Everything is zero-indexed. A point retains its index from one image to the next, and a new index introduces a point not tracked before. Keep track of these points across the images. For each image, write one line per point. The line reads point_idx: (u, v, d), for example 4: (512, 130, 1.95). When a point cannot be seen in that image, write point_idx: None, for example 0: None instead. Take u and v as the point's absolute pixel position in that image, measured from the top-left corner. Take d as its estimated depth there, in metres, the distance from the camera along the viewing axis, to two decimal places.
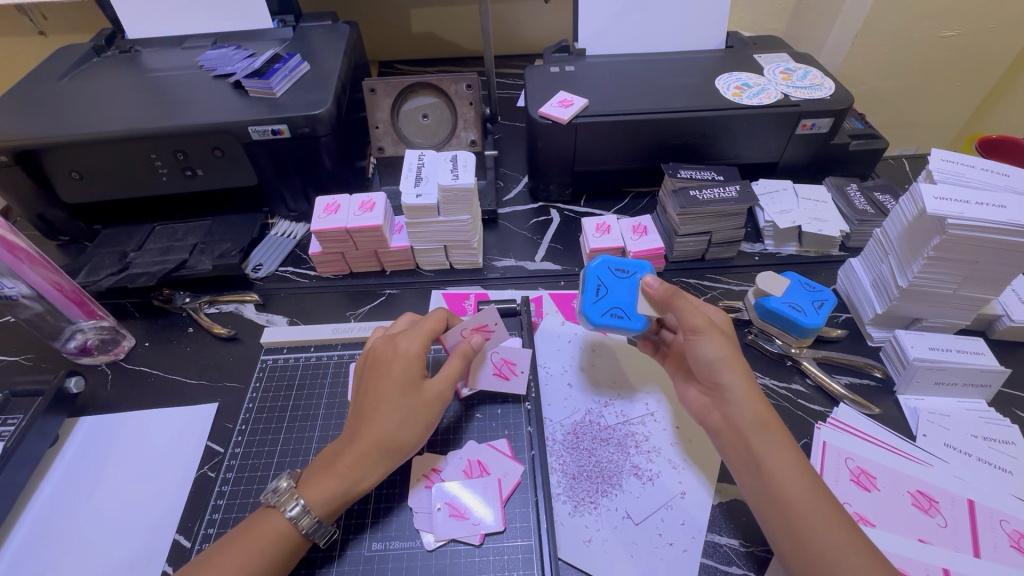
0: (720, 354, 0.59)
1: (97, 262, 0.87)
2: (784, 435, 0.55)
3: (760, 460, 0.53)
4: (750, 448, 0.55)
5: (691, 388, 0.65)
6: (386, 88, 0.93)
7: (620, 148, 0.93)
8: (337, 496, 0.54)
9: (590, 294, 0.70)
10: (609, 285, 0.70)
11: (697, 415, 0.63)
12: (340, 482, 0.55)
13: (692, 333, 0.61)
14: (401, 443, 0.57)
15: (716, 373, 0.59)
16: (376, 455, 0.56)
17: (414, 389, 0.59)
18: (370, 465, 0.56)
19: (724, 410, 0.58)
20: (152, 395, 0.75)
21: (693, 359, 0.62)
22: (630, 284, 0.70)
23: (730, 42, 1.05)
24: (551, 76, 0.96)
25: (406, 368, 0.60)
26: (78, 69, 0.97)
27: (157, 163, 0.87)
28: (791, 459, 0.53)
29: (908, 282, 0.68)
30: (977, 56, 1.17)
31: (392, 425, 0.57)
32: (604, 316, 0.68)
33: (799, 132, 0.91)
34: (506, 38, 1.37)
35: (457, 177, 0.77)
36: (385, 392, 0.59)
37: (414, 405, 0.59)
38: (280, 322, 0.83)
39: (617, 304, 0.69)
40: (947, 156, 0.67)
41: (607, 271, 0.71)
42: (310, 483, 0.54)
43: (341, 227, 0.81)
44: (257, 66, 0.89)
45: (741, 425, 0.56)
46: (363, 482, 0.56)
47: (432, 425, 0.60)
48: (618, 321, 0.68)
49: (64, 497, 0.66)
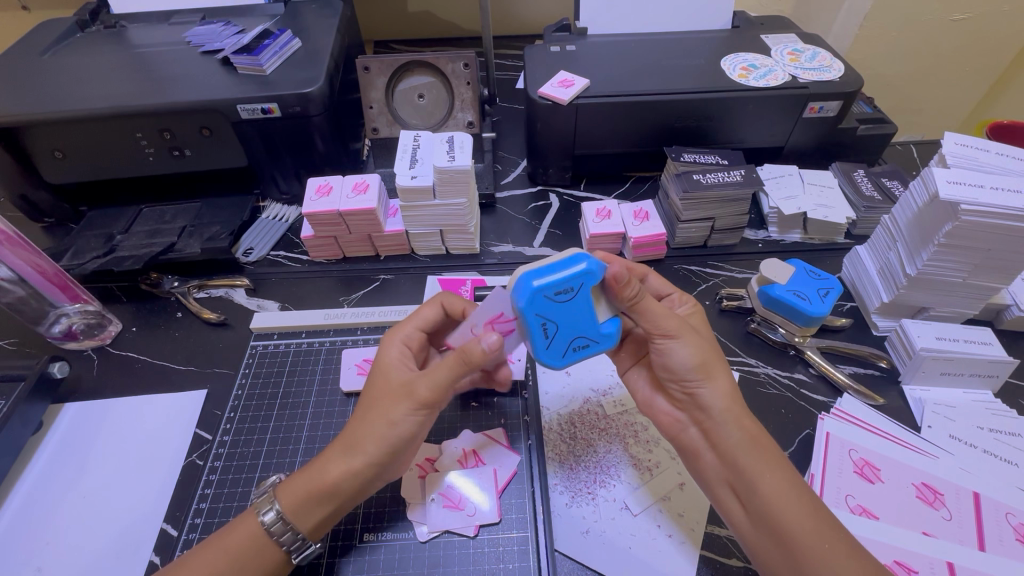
0: (695, 361, 0.55)
1: (82, 245, 0.84)
2: (775, 453, 0.52)
3: (755, 484, 0.50)
4: (738, 470, 0.52)
5: (660, 400, 0.61)
6: (380, 66, 0.90)
7: (622, 131, 0.91)
8: (300, 492, 0.51)
9: (541, 339, 0.53)
10: (556, 318, 0.52)
11: (666, 429, 0.60)
12: (307, 478, 0.52)
13: (659, 337, 0.56)
14: (364, 441, 0.52)
15: (691, 384, 0.56)
16: (342, 449, 0.53)
17: (384, 379, 0.56)
18: (332, 457, 0.52)
19: (705, 427, 0.55)
20: (140, 381, 0.73)
21: (661, 365, 0.58)
22: (576, 302, 0.53)
23: (736, 23, 1.02)
24: (551, 56, 0.93)
25: (381, 362, 0.58)
26: (61, 44, 0.93)
27: (143, 142, 0.84)
28: (784, 478, 0.51)
29: (917, 270, 0.66)
30: (989, 40, 1.14)
31: (358, 418, 0.54)
32: (572, 353, 0.55)
33: (806, 115, 0.88)
34: (505, 18, 1.33)
35: (453, 159, 0.74)
36: (367, 387, 0.57)
37: (380, 400, 0.54)
38: (271, 307, 0.81)
39: (577, 333, 0.54)
40: (960, 140, 0.65)
41: (543, 305, 0.51)
42: (284, 488, 0.52)
43: (334, 210, 0.79)
44: (246, 42, 0.86)
45: (728, 444, 0.53)
46: (324, 478, 0.51)
47: (397, 419, 0.53)
48: (587, 348, 0.56)
49: (49, 486, 0.64)
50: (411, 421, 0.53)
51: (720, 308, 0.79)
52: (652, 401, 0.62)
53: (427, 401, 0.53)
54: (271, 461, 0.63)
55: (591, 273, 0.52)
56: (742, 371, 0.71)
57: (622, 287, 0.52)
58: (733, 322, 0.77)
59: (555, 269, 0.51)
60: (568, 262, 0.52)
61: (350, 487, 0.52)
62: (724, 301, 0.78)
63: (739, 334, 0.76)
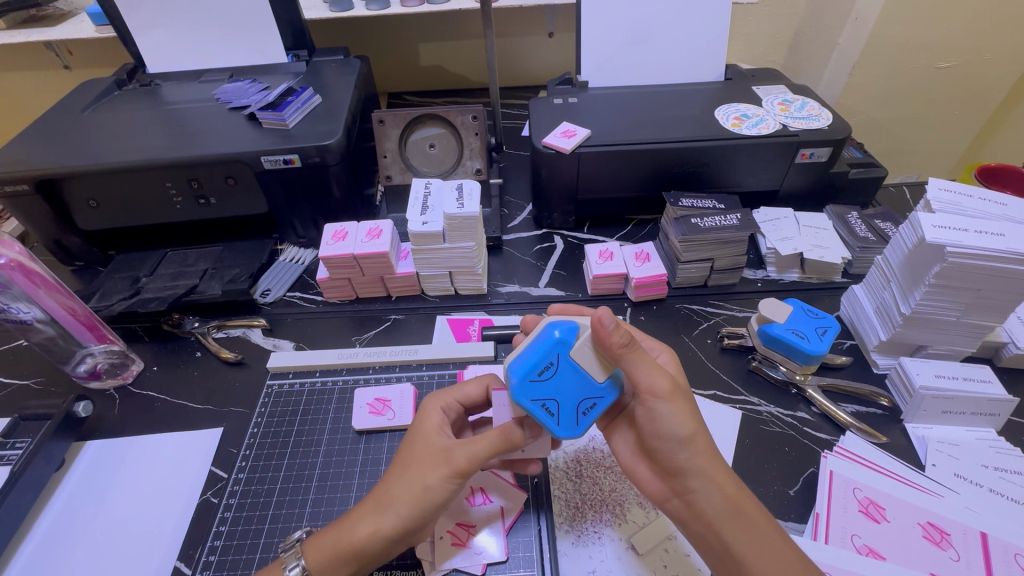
0: (682, 428, 0.52)
1: (109, 287, 0.89)
2: (763, 520, 0.50)
3: (742, 558, 0.48)
4: (727, 544, 0.50)
5: (643, 465, 0.59)
6: (394, 119, 0.96)
7: (622, 177, 0.95)
8: (329, 552, 0.52)
9: (548, 417, 0.53)
10: (552, 393, 0.53)
11: (652, 497, 0.58)
12: (334, 537, 0.53)
13: (648, 397, 0.52)
14: (396, 502, 0.53)
15: (674, 454, 0.52)
16: (372, 506, 0.53)
17: (422, 443, 0.56)
18: (363, 515, 0.53)
19: (687, 498, 0.53)
20: (158, 419, 0.76)
21: (649, 429, 0.54)
22: (563, 373, 0.53)
23: (729, 75, 1.08)
24: (554, 108, 0.98)
25: (420, 425, 0.59)
26: (100, 102, 1.01)
27: (172, 191, 0.89)
28: (774, 545, 0.48)
29: (911, 309, 0.68)
30: (974, 86, 1.19)
31: (392, 477, 0.55)
32: (585, 418, 0.54)
33: (798, 160, 0.93)
34: (513, 71, 1.42)
35: (462, 206, 0.79)
36: (403, 446, 0.58)
37: (417, 464, 0.54)
38: (286, 347, 0.84)
39: (580, 398, 0.53)
40: (944, 185, 0.68)
41: (533, 390, 0.53)
42: (310, 545, 0.53)
43: (349, 253, 0.83)
44: (271, 99, 0.92)
45: (712, 518, 0.50)
46: (349, 538, 0.52)
47: (432, 485, 0.53)
48: (598, 407, 0.54)
49: (67, 523, 0.66)
50: (444, 488, 0.53)
51: (722, 347, 0.81)
52: (635, 467, 0.59)
53: (463, 471, 0.53)
54: (284, 499, 0.65)
55: (563, 340, 0.53)
56: (744, 409, 0.73)
57: (606, 335, 0.50)
58: (735, 360, 0.79)
59: (529, 352, 0.54)
60: (539, 340, 0.54)
61: (378, 547, 0.52)
62: (725, 340, 0.80)
63: (740, 371, 0.77)
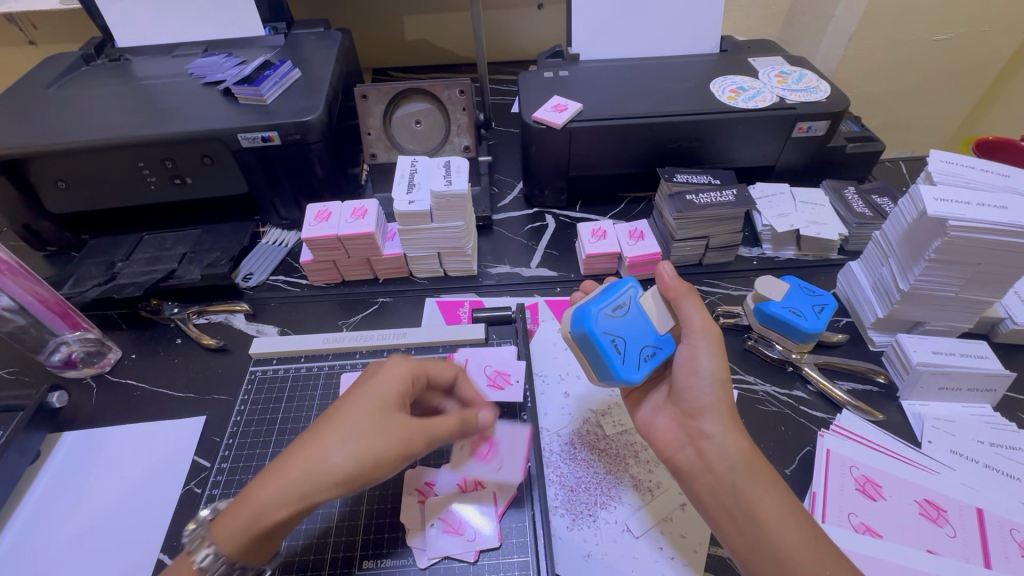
0: (716, 371, 0.56)
1: (83, 273, 0.85)
2: (773, 473, 0.52)
3: (751, 501, 0.49)
4: (739, 493, 0.50)
5: (661, 418, 0.61)
6: (378, 94, 0.92)
7: (616, 153, 0.92)
8: (243, 527, 0.46)
9: (614, 353, 0.57)
10: (623, 334, 0.58)
11: (663, 448, 0.59)
12: (250, 513, 0.46)
13: (694, 334, 0.57)
14: (335, 481, 0.47)
15: (703, 397, 0.56)
16: (299, 482, 0.47)
17: (375, 416, 0.50)
18: (286, 493, 0.46)
19: (700, 447, 0.55)
20: (139, 409, 0.73)
21: (685, 369, 0.58)
22: (631, 319, 0.60)
23: (724, 46, 1.04)
24: (544, 81, 0.95)
25: (377, 390, 0.52)
26: (66, 78, 0.96)
27: (145, 171, 0.85)
28: (780, 496, 0.50)
29: (909, 285, 0.67)
30: (972, 57, 1.17)
31: (333, 447, 0.48)
32: (646, 363, 0.58)
33: (795, 134, 0.90)
34: (501, 45, 1.37)
35: (450, 183, 0.76)
36: (347, 405, 0.51)
37: (367, 440, 0.48)
38: (270, 332, 0.82)
39: (644, 341, 0.59)
40: (946, 157, 0.66)
41: (606, 327, 0.57)
42: (220, 529, 0.47)
43: (333, 234, 0.80)
44: (247, 73, 0.88)
45: (726, 461, 0.52)
46: (267, 514, 0.46)
47: (377, 467, 0.49)
48: (655, 357, 0.59)
49: (44, 517, 0.63)
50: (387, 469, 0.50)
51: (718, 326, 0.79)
52: (654, 421, 0.61)
53: (412, 455, 0.51)
54: None
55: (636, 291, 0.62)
56: (741, 389, 0.71)
57: (667, 283, 0.61)
58: (731, 339, 0.78)
59: (606, 294, 0.60)
60: (615, 287, 0.61)
61: (294, 521, 0.47)
62: (721, 319, 0.79)
63: (737, 351, 0.76)
